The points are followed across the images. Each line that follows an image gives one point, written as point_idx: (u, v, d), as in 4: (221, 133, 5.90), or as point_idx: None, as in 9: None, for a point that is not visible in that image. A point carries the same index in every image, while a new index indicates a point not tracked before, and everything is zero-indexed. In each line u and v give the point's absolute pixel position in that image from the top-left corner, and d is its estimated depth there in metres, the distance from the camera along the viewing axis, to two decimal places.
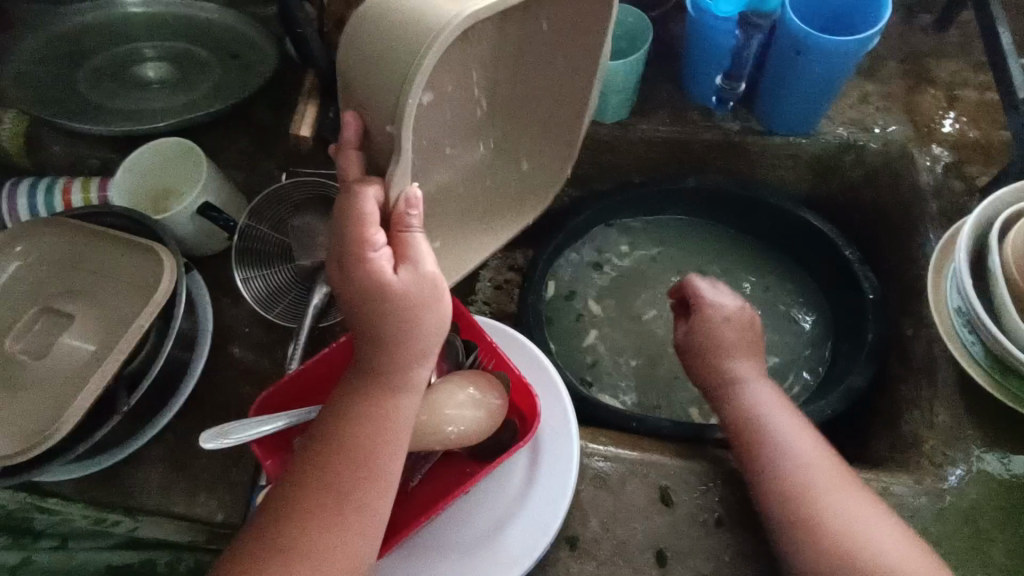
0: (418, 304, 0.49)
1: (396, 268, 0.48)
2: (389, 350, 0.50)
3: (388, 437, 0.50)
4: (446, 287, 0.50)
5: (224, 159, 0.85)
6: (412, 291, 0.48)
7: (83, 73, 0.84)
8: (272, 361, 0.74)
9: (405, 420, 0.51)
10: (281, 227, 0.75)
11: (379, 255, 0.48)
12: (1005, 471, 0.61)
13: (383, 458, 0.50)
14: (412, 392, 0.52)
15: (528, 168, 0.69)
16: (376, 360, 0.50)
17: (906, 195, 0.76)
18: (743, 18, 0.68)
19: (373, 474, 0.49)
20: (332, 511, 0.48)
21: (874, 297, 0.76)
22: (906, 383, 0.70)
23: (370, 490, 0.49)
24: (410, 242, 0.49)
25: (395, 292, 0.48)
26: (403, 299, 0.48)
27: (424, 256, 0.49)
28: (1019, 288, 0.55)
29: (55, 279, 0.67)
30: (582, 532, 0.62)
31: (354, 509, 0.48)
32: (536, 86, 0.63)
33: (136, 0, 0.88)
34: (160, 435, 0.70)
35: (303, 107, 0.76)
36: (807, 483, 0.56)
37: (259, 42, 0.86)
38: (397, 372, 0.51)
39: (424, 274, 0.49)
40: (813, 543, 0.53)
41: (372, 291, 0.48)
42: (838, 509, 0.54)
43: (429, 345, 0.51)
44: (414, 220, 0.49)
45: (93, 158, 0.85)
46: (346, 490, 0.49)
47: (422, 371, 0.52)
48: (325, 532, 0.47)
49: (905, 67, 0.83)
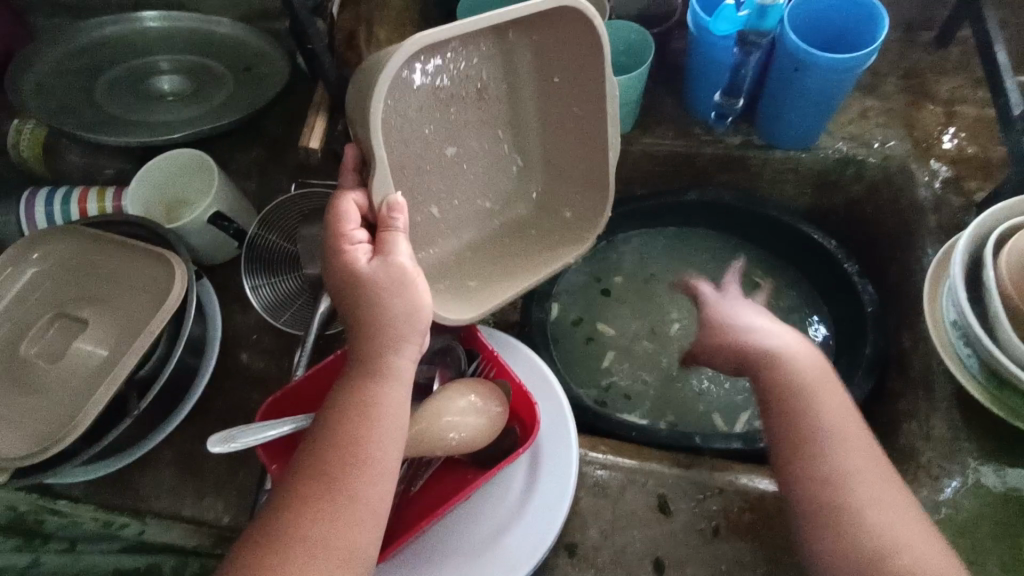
0: (386, 292, 0.51)
1: (367, 256, 0.51)
2: (366, 338, 0.51)
3: (373, 425, 0.50)
4: (417, 277, 0.52)
5: (237, 170, 0.87)
6: (379, 277, 0.50)
7: (100, 85, 0.86)
8: (279, 366, 0.76)
9: (392, 409, 0.51)
10: (290, 237, 0.77)
11: (355, 248, 0.51)
12: (1002, 484, 0.61)
13: (371, 447, 0.49)
14: (394, 381, 0.51)
15: (570, 216, 0.69)
16: (357, 350, 0.52)
17: (906, 209, 0.77)
18: (742, 37, 0.71)
19: (360, 462, 0.49)
20: (324, 501, 0.47)
21: (873, 311, 0.77)
22: (905, 396, 0.70)
23: (359, 479, 0.48)
24: (388, 238, 0.52)
25: (365, 277, 0.50)
26: (373, 286, 0.50)
27: (397, 249, 0.51)
28: (1012, 303, 0.56)
29: (70, 286, 0.69)
30: (581, 540, 0.63)
31: (345, 500, 0.48)
32: (557, 115, 0.65)
33: (153, 15, 0.90)
34: (169, 438, 0.72)
35: (313, 119, 0.79)
36: (838, 471, 0.51)
37: (271, 55, 0.88)
38: (378, 360, 0.51)
39: (395, 263, 0.51)
40: (833, 534, 0.49)
41: (348, 280, 0.51)
42: (867, 501, 0.49)
43: (404, 332, 0.51)
44: (398, 222, 0.52)
45: (109, 168, 0.88)
46: (335, 479, 0.48)
47: (404, 360, 0.52)
48: (316, 522, 0.47)
49: (904, 83, 0.84)
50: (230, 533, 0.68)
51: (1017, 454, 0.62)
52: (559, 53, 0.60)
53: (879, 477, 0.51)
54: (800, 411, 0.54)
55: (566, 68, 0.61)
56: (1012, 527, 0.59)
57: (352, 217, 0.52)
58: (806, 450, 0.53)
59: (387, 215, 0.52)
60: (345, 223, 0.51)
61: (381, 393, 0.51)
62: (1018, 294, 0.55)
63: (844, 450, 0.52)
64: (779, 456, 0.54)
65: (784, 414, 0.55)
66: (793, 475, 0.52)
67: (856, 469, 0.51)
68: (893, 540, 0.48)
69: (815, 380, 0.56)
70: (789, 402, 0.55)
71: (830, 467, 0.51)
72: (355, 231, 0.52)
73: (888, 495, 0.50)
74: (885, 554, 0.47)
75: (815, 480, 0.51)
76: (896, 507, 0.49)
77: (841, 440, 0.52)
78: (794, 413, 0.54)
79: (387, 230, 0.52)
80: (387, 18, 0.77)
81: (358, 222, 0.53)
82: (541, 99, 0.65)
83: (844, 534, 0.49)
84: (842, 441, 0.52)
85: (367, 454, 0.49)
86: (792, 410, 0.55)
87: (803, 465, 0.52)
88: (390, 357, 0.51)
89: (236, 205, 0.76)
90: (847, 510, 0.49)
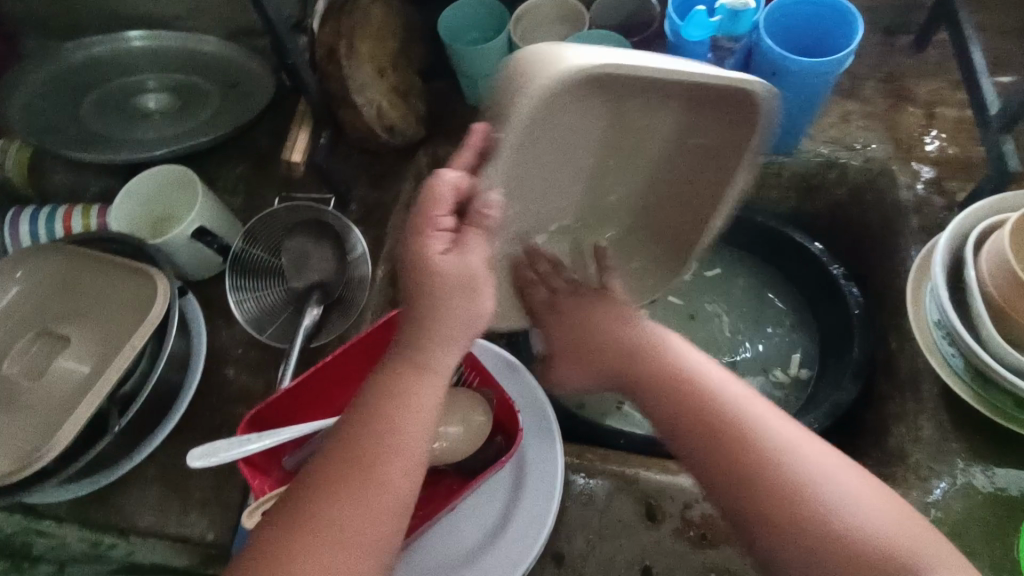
0: (446, 293, 0.48)
1: (445, 249, 0.48)
2: (413, 331, 0.49)
3: (407, 413, 0.48)
4: (484, 281, 0.49)
5: (223, 185, 0.87)
6: (449, 274, 0.47)
7: (85, 105, 0.87)
8: (265, 379, 0.75)
9: (426, 403, 0.49)
10: (274, 251, 0.77)
11: (439, 234, 0.48)
12: (991, 485, 0.60)
13: (405, 435, 0.47)
14: (434, 376, 0.49)
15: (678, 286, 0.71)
16: (404, 342, 0.50)
17: (889, 212, 0.77)
18: (714, 43, 0.71)
19: (395, 449, 0.47)
20: (358, 480, 0.45)
21: (860, 313, 0.78)
22: (892, 398, 0.70)
23: (392, 468, 0.46)
24: (469, 234, 0.49)
25: (441, 272, 0.47)
26: (444, 285, 0.47)
27: (471, 249, 0.48)
28: (994, 302, 0.55)
29: (55, 304, 0.69)
30: (568, 550, 0.63)
31: (377, 486, 0.45)
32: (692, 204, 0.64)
33: (138, 35, 0.92)
34: (153, 455, 0.71)
35: (296, 134, 0.82)
36: (740, 427, 0.47)
37: (256, 70, 0.88)
38: (424, 350, 0.49)
39: (468, 263, 0.48)
40: (747, 491, 0.45)
41: (416, 267, 0.48)
42: (792, 456, 0.45)
43: (455, 331, 0.49)
44: (490, 221, 0.49)
45: (94, 186, 0.88)
46: (370, 461, 0.46)
47: (448, 359, 0.50)
48: (344, 503, 0.45)
49: (884, 87, 0.84)
50: (216, 550, 0.67)
51: (1005, 453, 0.61)
52: (721, 128, 0.56)
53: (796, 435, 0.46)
54: (685, 391, 0.50)
55: (719, 141, 0.58)
56: (1002, 527, 0.58)
57: (446, 200, 0.48)
58: (700, 424, 0.48)
59: (480, 214, 0.49)
60: (436, 208, 0.47)
61: (421, 384, 0.49)
62: (996, 292, 0.55)
63: (749, 419, 0.47)
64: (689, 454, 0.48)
65: (667, 396, 0.51)
66: (692, 442, 0.48)
67: (774, 437, 0.46)
68: (824, 489, 0.43)
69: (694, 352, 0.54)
70: (679, 392, 0.50)
71: (738, 441, 0.46)
72: (443, 217, 0.48)
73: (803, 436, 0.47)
74: (818, 510, 0.43)
75: (716, 452, 0.47)
76: (820, 457, 0.45)
77: (742, 410, 0.48)
78: (682, 398, 0.50)
79: (471, 226, 0.49)
80: (367, 32, 0.78)
81: (449, 206, 0.48)
82: (686, 181, 0.62)
83: (772, 501, 0.44)
84: (746, 413, 0.48)
85: (400, 443, 0.47)
86: (678, 395, 0.50)
87: (710, 451, 0.47)
88: (434, 351, 0.49)
89: (220, 219, 0.76)
90: (770, 474, 0.44)
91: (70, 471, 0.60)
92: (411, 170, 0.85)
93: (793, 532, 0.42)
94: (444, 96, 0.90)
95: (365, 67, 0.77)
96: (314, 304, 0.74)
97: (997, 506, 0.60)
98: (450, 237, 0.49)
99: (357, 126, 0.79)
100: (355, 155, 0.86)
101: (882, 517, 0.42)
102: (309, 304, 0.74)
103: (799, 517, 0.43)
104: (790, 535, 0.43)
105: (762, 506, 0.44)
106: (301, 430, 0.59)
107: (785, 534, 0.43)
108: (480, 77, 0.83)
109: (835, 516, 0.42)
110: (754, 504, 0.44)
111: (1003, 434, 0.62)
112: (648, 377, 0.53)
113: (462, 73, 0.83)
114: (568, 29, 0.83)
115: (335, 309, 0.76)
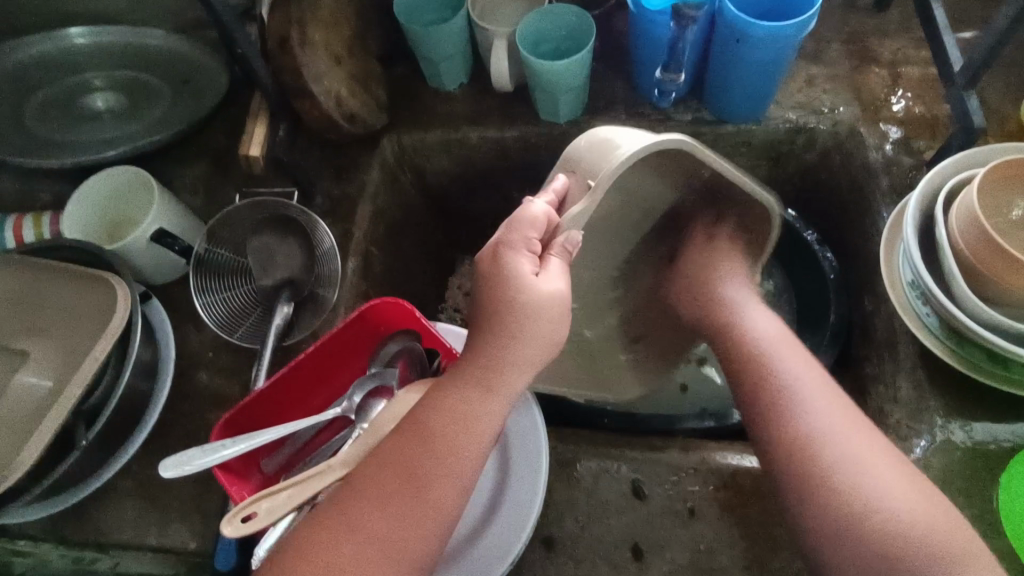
0: (528, 318, 0.49)
1: (535, 271, 0.50)
2: (486, 347, 0.50)
3: (471, 438, 0.49)
4: (568, 308, 0.50)
5: (181, 185, 0.84)
6: (538, 297, 0.48)
7: (28, 109, 0.84)
8: (237, 382, 0.73)
9: (490, 424, 0.49)
10: (239, 249, 0.75)
11: (523, 260, 0.50)
12: (969, 440, 0.61)
13: (466, 455, 0.49)
14: (506, 398, 0.50)
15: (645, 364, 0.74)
16: (480, 353, 0.50)
17: (859, 173, 0.77)
18: (675, 10, 0.68)
19: (453, 471, 0.48)
20: (404, 491, 0.47)
21: (835, 277, 0.79)
22: (870, 360, 0.71)
23: (446, 488, 0.48)
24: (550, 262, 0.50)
25: (538, 292, 0.48)
26: (535, 306, 0.48)
27: (554, 275, 0.50)
28: (966, 260, 0.55)
29: (11, 318, 0.66)
30: (558, 533, 0.62)
31: (430, 506, 0.47)
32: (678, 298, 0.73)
33: (80, 31, 0.88)
34: (127, 467, 0.69)
35: (253, 127, 0.80)
36: (794, 399, 0.54)
37: (207, 63, 0.85)
38: (494, 374, 0.49)
39: (558, 287, 0.49)
40: (788, 444, 0.52)
41: (504, 285, 0.49)
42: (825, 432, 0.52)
43: (531, 358, 0.50)
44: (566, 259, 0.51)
45: (44, 192, 0.84)
46: (426, 481, 0.47)
47: (520, 380, 0.50)
48: (387, 519, 0.46)
49: (849, 48, 0.84)
50: (200, 558, 0.65)
51: (979, 406, 0.62)
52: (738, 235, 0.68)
53: (845, 410, 0.53)
54: (758, 368, 0.58)
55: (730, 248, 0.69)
56: (977, 480, 0.60)
57: (532, 225, 0.51)
58: (759, 385, 0.57)
59: (561, 249, 0.51)
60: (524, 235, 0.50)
61: (491, 407, 0.49)
62: (967, 249, 0.55)
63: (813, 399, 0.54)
64: (748, 411, 0.57)
65: (742, 368, 0.59)
66: (757, 399, 0.56)
67: (815, 408, 0.53)
68: (850, 465, 0.49)
69: (763, 325, 0.62)
70: (753, 355, 0.59)
71: (783, 395, 0.55)
72: (533, 240, 0.51)
73: (847, 418, 0.52)
74: (839, 479, 0.49)
75: (771, 407, 0.55)
76: (861, 435, 0.51)
77: (798, 376, 0.56)
78: (755, 370, 0.58)
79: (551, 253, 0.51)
80: (319, 17, 0.75)
81: (536, 233, 0.51)
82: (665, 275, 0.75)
83: (799, 457, 0.51)
84: (798, 385, 0.55)
85: (457, 462, 0.48)
86: (748, 356, 0.59)
87: (765, 401, 0.56)
88: (505, 374, 0.49)
89: (180, 220, 0.73)
90: (801, 431, 0.52)
91: (38, 489, 0.58)
92: (376, 158, 0.82)
93: (810, 485, 0.50)
94: (404, 80, 0.88)
95: (319, 54, 0.74)
96: (285, 302, 0.72)
97: (975, 460, 0.60)
98: (535, 263, 0.50)
99: (315, 117, 0.76)
100: (317, 146, 0.83)
101: (895, 494, 0.47)
102: (279, 302, 0.72)
103: (819, 479, 0.50)
104: (812, 490, 0.49)
105: (795, 459, 0.51)
106: (278, 433, 0.58)
107: (816, 503, 0.49)
108: (441, 59, 0.80)
109: (853, 486, 0.48)
110: (792, 460, 0.51)
111: (978, 388, 0.63)
112: (728, 346, 0.62)
113: (423, 56, 0.80)
114: (526, 4, 0.81)
115: (306, 305, 0.74)
